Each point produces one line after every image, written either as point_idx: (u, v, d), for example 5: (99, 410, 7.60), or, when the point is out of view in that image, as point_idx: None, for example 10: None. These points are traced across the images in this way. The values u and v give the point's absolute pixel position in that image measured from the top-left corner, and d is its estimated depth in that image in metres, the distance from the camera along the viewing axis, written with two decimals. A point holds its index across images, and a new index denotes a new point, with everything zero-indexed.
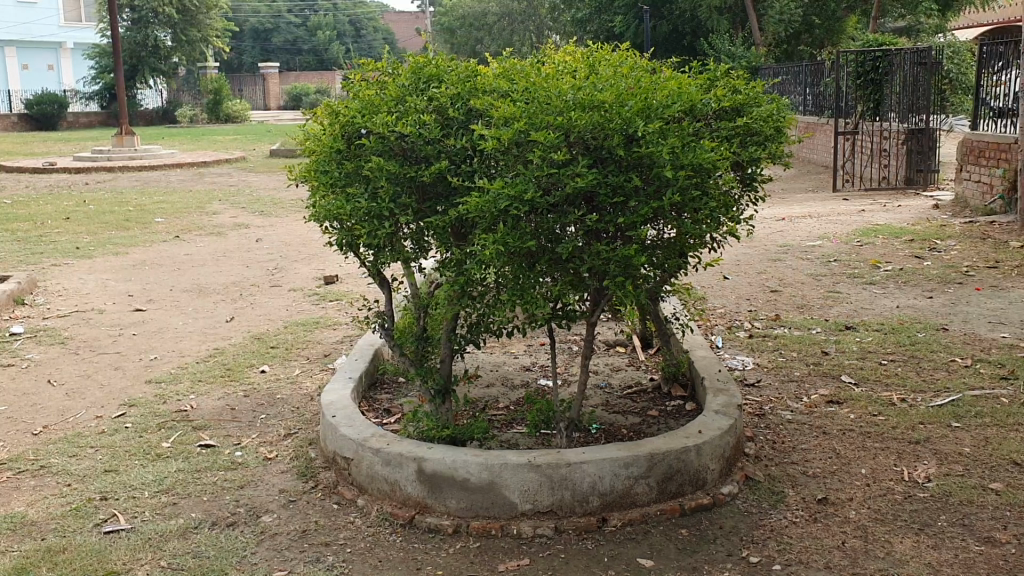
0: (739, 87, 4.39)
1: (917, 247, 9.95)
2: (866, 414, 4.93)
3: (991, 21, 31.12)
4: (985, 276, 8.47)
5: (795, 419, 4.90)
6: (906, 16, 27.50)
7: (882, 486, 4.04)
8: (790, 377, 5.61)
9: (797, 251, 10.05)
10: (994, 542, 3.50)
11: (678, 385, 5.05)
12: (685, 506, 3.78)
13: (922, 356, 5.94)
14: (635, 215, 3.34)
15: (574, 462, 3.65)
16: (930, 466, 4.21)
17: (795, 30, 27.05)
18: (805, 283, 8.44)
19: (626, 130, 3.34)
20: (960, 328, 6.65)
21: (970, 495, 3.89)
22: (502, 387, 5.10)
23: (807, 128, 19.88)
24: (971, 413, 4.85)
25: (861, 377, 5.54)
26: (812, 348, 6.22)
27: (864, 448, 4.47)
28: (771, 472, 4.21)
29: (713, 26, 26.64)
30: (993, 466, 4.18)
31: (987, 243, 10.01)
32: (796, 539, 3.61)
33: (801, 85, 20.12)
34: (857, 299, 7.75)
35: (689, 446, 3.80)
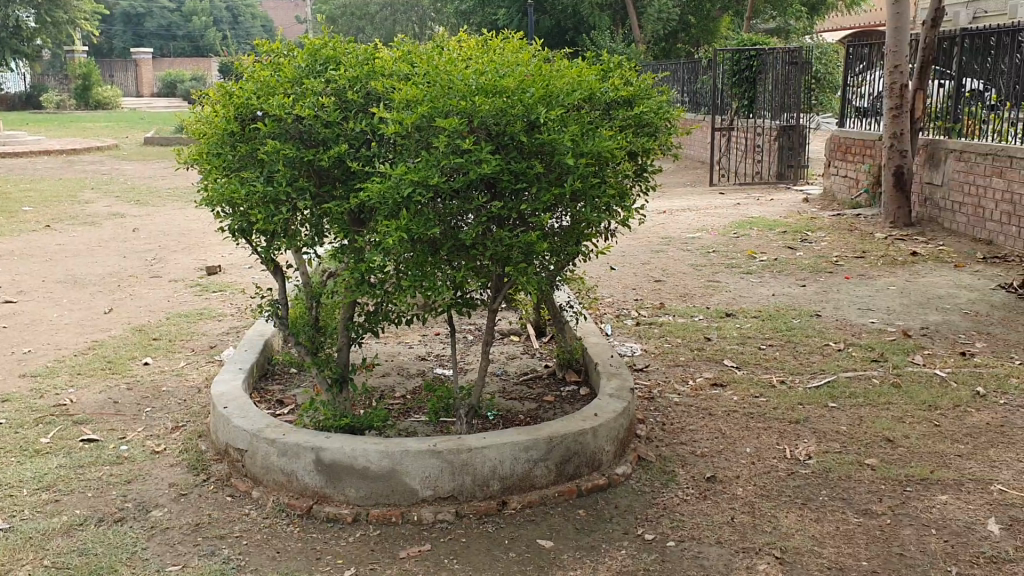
0: (631, 79, 4.52)
1: (790, 238, 10.38)
2: (749, 396, 5.13)
3: (853, 24, 32.72)
4: (853, 265, 8.90)
5: (683, 402, 5.05)
6: (776, 18, 28.59)
7: (766, 463, 4.22)
8: (677, 362, 5.78)
9: (678, 243, 10.35)
10: (871, 514, 3.71)
11: (572, 371, 5.14)
12: (582, 487, 3.86)
13: (798, 341, 6.21)
14: (536, 201, 3.39)
15: (474, 447, 3.68)
16: (810, 444, 4.42)
17: (672, 29, 27.77)
18: (687, 273, 8.70)
19: (528, 118, 3.37)
20: (832, 314, 6.99)
21: (847, 471, 4.10)
22: (398, 376, 5.08)
23: (685, 124, 20.50)
24: (845, 394, 5.10)
25: (743, 361, 5.75)
26: (696, 335, 6.43)
27: (748, 428, 4.65)
28: (662, 453, 4.34)
29: (594, 23, 27.12)
30: (867, 442, 4.42)
31: (854, 234, 10.53)
32: (688, 516, 3.74)
33: (680, 82, 20.72)
34: (736, 288, 8.04)
35: (586, 429, 3.89)
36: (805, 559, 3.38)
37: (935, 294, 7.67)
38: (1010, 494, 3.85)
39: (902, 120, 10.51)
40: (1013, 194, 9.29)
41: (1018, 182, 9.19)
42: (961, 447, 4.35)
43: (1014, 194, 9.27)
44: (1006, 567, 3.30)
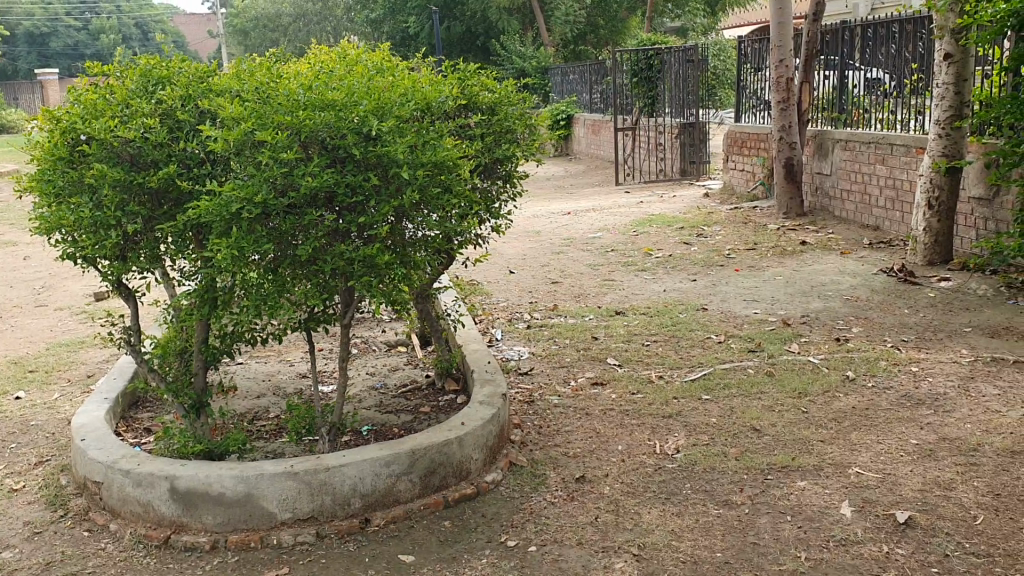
0: (490, 86, 4.73)
1: (687, 233, 10.55)
2: (627, 393, 5.18)
3: (755, 20, 33.54)
4: (744, 257, 9.09)
5: (562, 403, 5.08)
6: (679, 18, 29.19)
7: (635, 460, 4.30)
8: (562, 363, 5.80)
9: (579, 243, 10.42)
10: (732, 504, 3.86)
11: (451, 379, 5.12)
12: (448, 498, 3.84)
13: (681, 335, 6.31)
14: (375, 213, 3.40)
15: (333, 466, 3.63)
16: (680, 438, 4.52)
17: (580, 31, 28.13)
18: (584, 273, 8.76)
19: (361, 130, 3.40)
20: (719, 307, 7.12)
21: (712, 462, 4.24)
22: (273, 397, 5.00)
23: (593, 124, 20.81)
24: (720, 385, 5.22)
25: (625, 359, 5.81)
26: (583, 334, 6.48)
27: (622, 425, 4.72)
28: (534, 456, 4.35)
29: (503, 27, 27.36)
30: (734, 433, 4.57)
31: (748, 226, 10.76)
32: (552, 519, 3.76)
33: (590, 84, 21.05)
34: (630, 286, 8.11)
35: (450, 439, 3.87)
36: (661, 555, 3.48)
37: (819, 281, 7.85)
38: (866, 476, 4.09)
39: (789, 112, 10.78)
40: (894, 180, 9.58)
41: (898, 168, 9.48)
42: (825, 432, 4.57)
43: (896, 180, 9.54)
44: (853, 549, 3.50)
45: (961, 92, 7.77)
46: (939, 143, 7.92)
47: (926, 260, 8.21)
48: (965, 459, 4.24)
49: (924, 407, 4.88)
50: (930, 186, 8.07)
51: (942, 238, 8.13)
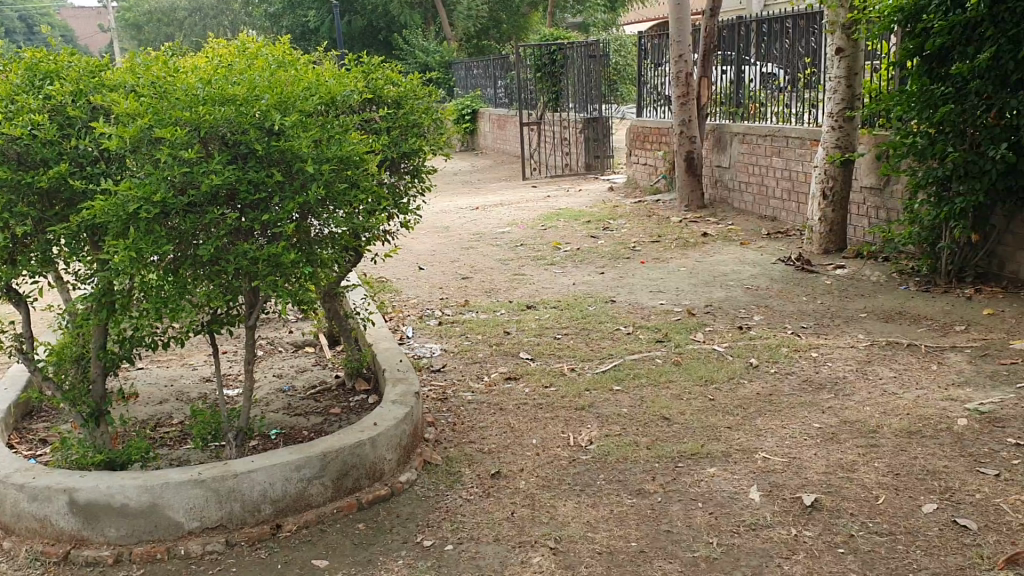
0: (395, 80, 4.70)
1: (593, 227, 10.66)
2: (540, 387, 5.19)
3: (654, 17, 34.12)
4: (650, 249, 9.23)
5: (475, 399, 5.06)
6: (580, 14, 29.48)
7: (550, 453, 4.31)
8: (474, 359, 5.78)
9: (487, 238, 10.41)
10: (645, 493, 3.90)
11: (361, 379, 5.04)
12: (361, 500, 3.78)
13: (591, 328, 6.36)
14: (279, 211, 3.32)
15: (241, 473, 3.53)
16: (593, 429, 4.56)
17: (483, 26, 28.16)
18: (493, 268, 8.76)
19: (263, 125, 3.33)
20: (627, 298, 7.20)
21: (625, 453, 4.28)
22: (176, 403, 4.84)
23: (498, 119, 20.86)
24: (630, 376, 5.29)
25: (537, 353, 5.83)
26: (495, 329, 6.47)
27: (536, 419, 4.72)
28: (449, 454, 4.32)
29: (405, 21, 27.20)
30: (646, 422, 4.63)
31: (653, 219, 10.93)
32: (469, 516, 3.74)
33: (494, 78, 21.09)
34: (539, 280, 8.14)
35: (363, 441, 3.81)
36: (577, 547, 3.49)
37: (722, 272, 8.01)
38: (772, 460, 4.19)
39: (689, 107, 10.99)
40: (790, 172, 9.85)
41: (794, 160, 9.76)
42: (732, 419, 4.66)
43: (792, 172, 9.82)
44: (762, 533, 3.58)
45: (852, 85, 8.03)
46: (832, 135, 8.17)
47: (822, 249, 8.47)
48: (865, 440, 4.39)
49: (826, 391, 5.03)
50: (824, 177, 8.33)
51: (837, 228, 8.40)
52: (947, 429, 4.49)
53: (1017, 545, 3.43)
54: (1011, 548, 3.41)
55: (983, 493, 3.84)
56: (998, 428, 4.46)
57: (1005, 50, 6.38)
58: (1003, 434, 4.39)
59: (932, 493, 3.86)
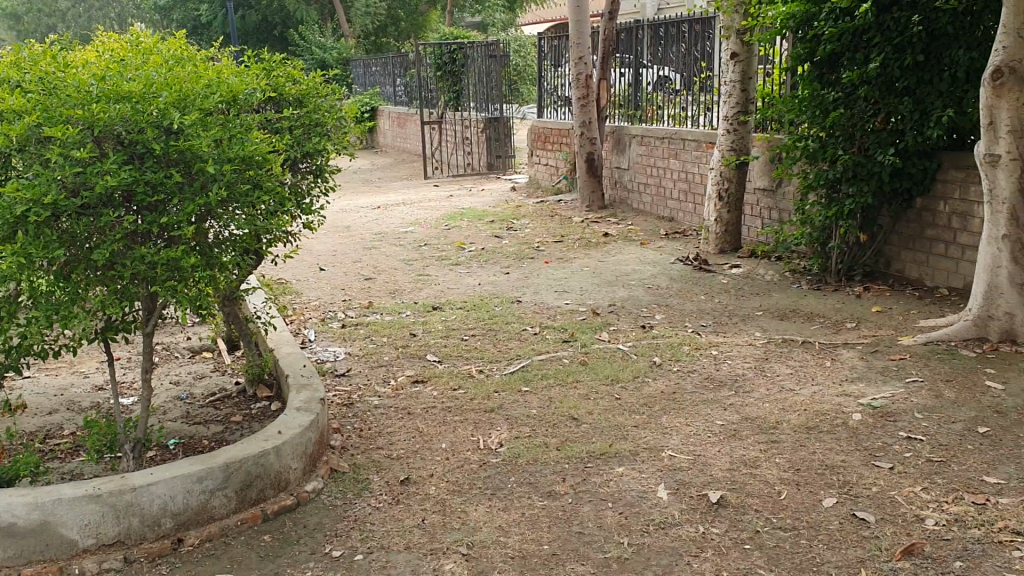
0: (297, 78, 4.60)
1: (496, 226, 10.66)
2: (448, 390, 5.15)
3: (552, 18, 34.41)
4: (553, 249, 9.28)
5: (382, 404, 4.98)
6: (479, 14, 29.50)
7: (460, 457, 4.28)
8: (379, 363, 5.69)
9: (390, 238, 10.29)
10: (556, 495, 3.90)
11: (263, 386, 4.90)
12: (266, 511, 3.67)
13: (498, 328, 6.34)
14: (178, 213, 3.20)
15: (139, 486, 3.38)
16: (502, 432, 4.54)
17: (381, 23, 27.90)
18: (397, 269, 8.67)
19: (161, 124, 3.21)
20: (532, 298, 7.22)
21: (535, 455, 4.28)
22: (66, 413, 4.62)
23: (398, 117, 20.69)
24: (538, 376, 5.29)
25: (444, 355, 5.78)
26: (400, 331, 6.39)
27: (444, 423, 4.68)
28: (356, 461, 4.24)
29: (301, 17, 26.73)
30: (555, 423, 4.63)
31: (555, 219, 10.99)
32: (378, 525, 3.67)
33: (393, 76, 20.90)
34: (444, 280, 8.08)
35: (267, 450, 3.70)
36: (490, 552, 3.47)
37: (624, 271, 8.11)
38: (679, 458, 4.25)
39: (589, 108, 11.10)
40: (688, 173, 10.05)
41: (691, 162, 9.95)
42: (639, 418, 4.71)
43: (689, 173, 10.02)
44: (671, 531, 3.62)
45: (746, 89, 8.23)
46: (728, 138, 8.36)
47: (719, 248, 8.67)
48: (765, 437, 4.49)
49: (727, 388, 5.14)
50: (721, 179, 8.53)
51: (733, 228, 8.60)
52: (843, 424, 4.64)
53: (911, 535, 3.56)
54: (907, 539, 3.54)
55: (879, 486, 3.97)
56: (890, 422, 4.63)
57: (892, 58, 6.65)
58: (895, 428, 4.56)
59: (831, 487, 3.97)
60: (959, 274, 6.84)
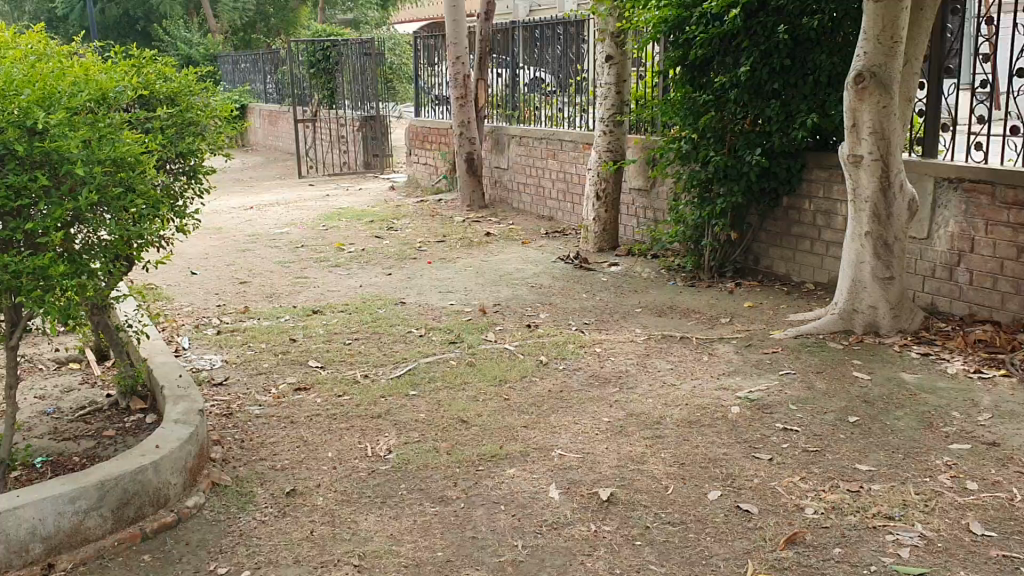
0: (169, 75, 4.44)
1: (376, 227, 10.52)
2: (333, 396, 5.03)
3: (425, 17, 34.26)
4: (434, 249, 9.21)
5: (264, 413, 4.82)
6: (351, 12, 29.09)
7: (347, 466, 4.18)
8: (259, 370, 5.52)
9: (266, 240, 10.02)
10: (448, 500, 3.86)
11: (137, 398, 4.68)
12: (146, 529, 3.50)
13: (382, 331, 6.24)
14: (46, 218, 3.05)
15: (4, 511, 3.16)
16: (390, 438, 4.46)
17: (250, 19, 27.18)
18: (274, 271, 8.44)
19: (24, 124, 3.07)
20: (415, 300, 7.14)
21: (425, 460, 4.23)
22: None
23: (270, 116, 20.20)
24: (425, 380, 5.23)
25: (328, 360, 5.65)
26: (281, 336, 6.22)
27: (330, 431, 4.57)
28: (239, 474, 4.09)
29: (165, 11, 25.77)
30: (443, 427, 4.59)
31: (435, 219, 10.94)
32: (265, 539, 3.55)
33: (264, 73, 20.38)
34: (324, 282, 7.92)
35: (144, 466, 3.52)
36: (382, 562, 3.40)
37: (506, 270, 8.13)
38: (568, 457, 4.27)
39: (467, 109, 11.08)
40: (566, 174, 10.16)
41: (568, 162, 10.07)
42: (527, 418, 4.72)
43: (568, 173, 10.13)
44: (564, 531, 3.63)
45: (622, 91, 8.37)
46: (605, 140, 8.49)
47: (598, 248, 8.79)
48: (650, 432, 4.57)
49: (612, 385, 5.21)
50: (599, 180, 8.65)
51: (611, 228, 8.74)
52: (723, 417, 4.76)
53: (793, 525, 3.68)
54: (788, 528, 3.66)
55: (760, 477, 4.09)
56: (768, 414, 4.79)
57: (760, 63, 6.88)
58: (772, 420, 4.72)
59: (716, 480, 4.07)
60: (824, 270, 7.13)
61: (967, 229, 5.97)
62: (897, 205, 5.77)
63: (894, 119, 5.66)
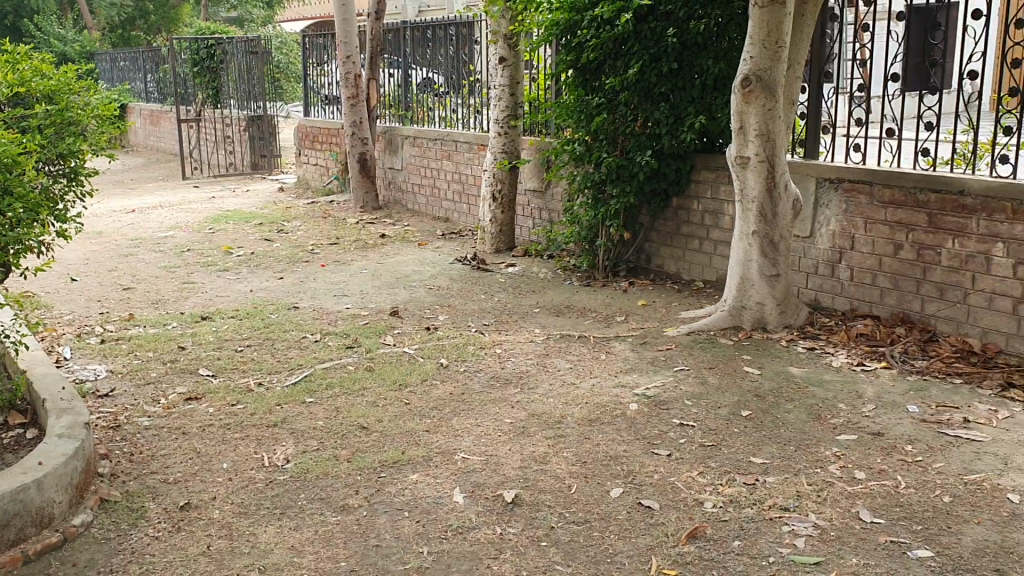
0: (47, 71, 4.19)
1: (266, 229, 10.28)
2: (226, 406, 4.88)
3: (312, 16, 33.68)
4: (327, 252, 9.05)
5: (153, 425, 4.64)
6: (235, 9, 28.36)
7: (244, 477, 4.05)
8: (147, 380, 5.30)
9: (150, 244, 9.66)
10: (349, 509, 3.78)
11: (16, 413, 4.43)
12: (28, 552, 3.31)
13: (276, 337, 6.09)
14: None
15: None
16: (288, 447, 4.35)
17: (128, 16, 26.20)
18: (160, 277, 8.14)
19: None
20: (309, 304, 7.00)
21: (324, 468, 4.13)
22: None
23: (152, 116, 19.53)
24: (322, 386, 5.12)
25: (219, 368, 5.47)
26: (169, 344, 5.99)
27: (224, 442, 4.42)
28: (128, 489, 3.92)
29: (36, 6, 24.59)
30: (343, 434, 4.50)
31: (328, 221, 10.75)
32: (158, 556, 3.41)
33: (144, 71, 19.67)
34: (213, 287, 7.68)
35: (26, 484, 3.33)
36: None
37: (402, 273, 8.06)
38: (471, 460, 4.25)
39: (358, 109, 10.92)
40: (460, 175, 10.14)
41: (463, 163, 10.04)
42: (428, 422, 4.67)
43: (462, 175, 10.11)
44: (469, 535, 3.61)
45: (515, 93, 8.39)
46: (499, 141, 8.50)
47: (494, 249, 8.80)
48: (552, 432, 4.59)
49: (513, 386, 5.21)
50: (494, 181, 8.65)
51: (507, 229, 8.76)
52: (622, 415, 4.82)
53: (693, 519, 3.75)
54: (690, 523, 3.72)
55: (660, 473, 4.16)
56: (665, 411, 4.86)
57: (650, 66, 6.98)
58: (670, 416, 4.80)
59: (618, 478, 4.11)
60: (713, 268, 7.30)
61: (847, 228, 6.21)
62: (782, 205, 5.96)
63: (779, 122, 5.83)
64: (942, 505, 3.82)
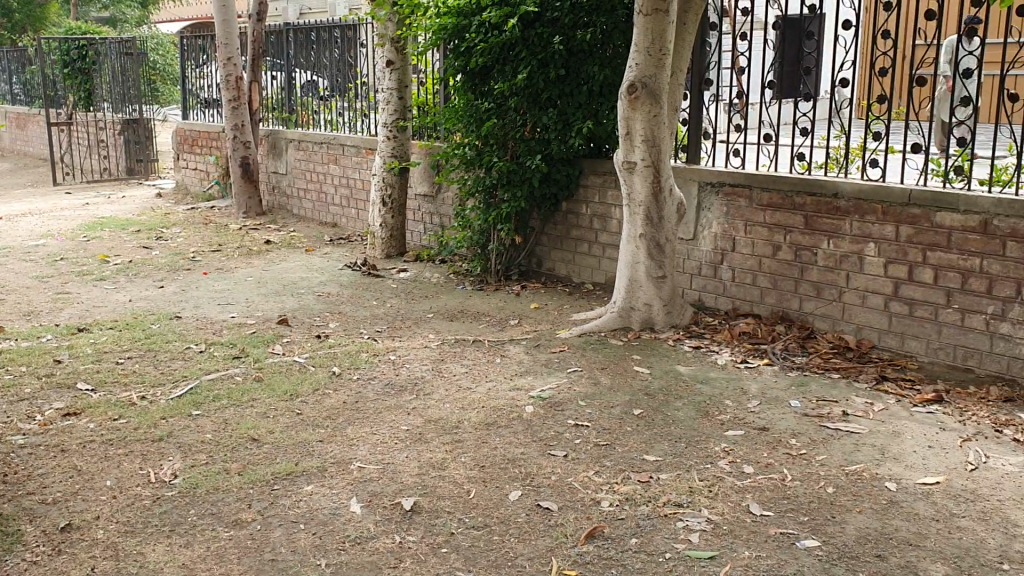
0: None
1: (145, 236, 9.92)
2: (107, 421, 4.68)
3: (188, 17, 32.70)
4: (211, 259, 8.80)
5: (28, 443, 4.41)
6: (107, 9, 27.28)
7: (129, 494, 3.90)
8: (20, 397, 5.03)
9: (19, 253, 9.18)
10: (242, 523, 3.68)
11: None
12: None
13: (159, 348, 5.88)
14: None
15: None
16: (175, 462, 4.20)
17: None
18: (32, 287, 7.74)
19: None
20: (192, 313, 6.78)
21: (214, 482, 4.01)
22: None
23: (18, 119, 18.59)
24: (209, 398, 4.97)
25: (99, 382, 5.24)
26: (43, 358, 5.71)
27: (106, 458, 4.23)
28: (3, 512, 3.71)
29: None
30: (233, 446, 4.38)
31: (209, 227, 10.45)
32: None
33: (8, 72, 18.71)
34: (89, 298, 7.36)
35: None
36: None
37: (290, 280, 7.90)
38: (368, 468, 4.19)
39: (241, 112, 10.66)
40: (348, 179, 10.01)
41: (351, 168, 9.92)
42: (321, 432, 4.58)
43: (350, 179, 9.99)
44: (368, 545, 3.56)
45: (403, 96, 8.34)
46: (388, 145, 8.44)
47: (384, 253, 8.72)
48: (448, 437, 4.57)
49: (408, 392, 5.17)
50: (383, 185, 8.57)
51: (397, 233, 8.70)
52: (518, 418, 4.84)
53: (591, 519, 3.79)
54: (588, 523, 3.76)
55: (557, 474, 4.19)
56: (560, 413, 4.91)
57: (538, 71, 7.05)
58: (564, 417, 4.85)
59: (515, 480, 4.13)
60: (601, 271, 7.41)
61: (729, 230, 6.40)
62: (668, 208, 6.10)
63: (663, 127, 5.97)
64: (826, 495, 3.98)
